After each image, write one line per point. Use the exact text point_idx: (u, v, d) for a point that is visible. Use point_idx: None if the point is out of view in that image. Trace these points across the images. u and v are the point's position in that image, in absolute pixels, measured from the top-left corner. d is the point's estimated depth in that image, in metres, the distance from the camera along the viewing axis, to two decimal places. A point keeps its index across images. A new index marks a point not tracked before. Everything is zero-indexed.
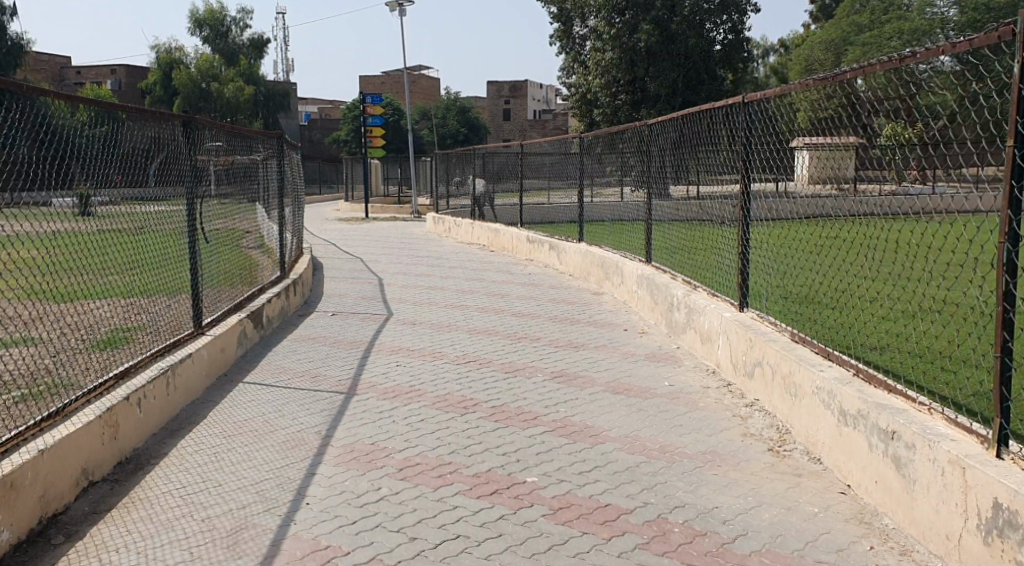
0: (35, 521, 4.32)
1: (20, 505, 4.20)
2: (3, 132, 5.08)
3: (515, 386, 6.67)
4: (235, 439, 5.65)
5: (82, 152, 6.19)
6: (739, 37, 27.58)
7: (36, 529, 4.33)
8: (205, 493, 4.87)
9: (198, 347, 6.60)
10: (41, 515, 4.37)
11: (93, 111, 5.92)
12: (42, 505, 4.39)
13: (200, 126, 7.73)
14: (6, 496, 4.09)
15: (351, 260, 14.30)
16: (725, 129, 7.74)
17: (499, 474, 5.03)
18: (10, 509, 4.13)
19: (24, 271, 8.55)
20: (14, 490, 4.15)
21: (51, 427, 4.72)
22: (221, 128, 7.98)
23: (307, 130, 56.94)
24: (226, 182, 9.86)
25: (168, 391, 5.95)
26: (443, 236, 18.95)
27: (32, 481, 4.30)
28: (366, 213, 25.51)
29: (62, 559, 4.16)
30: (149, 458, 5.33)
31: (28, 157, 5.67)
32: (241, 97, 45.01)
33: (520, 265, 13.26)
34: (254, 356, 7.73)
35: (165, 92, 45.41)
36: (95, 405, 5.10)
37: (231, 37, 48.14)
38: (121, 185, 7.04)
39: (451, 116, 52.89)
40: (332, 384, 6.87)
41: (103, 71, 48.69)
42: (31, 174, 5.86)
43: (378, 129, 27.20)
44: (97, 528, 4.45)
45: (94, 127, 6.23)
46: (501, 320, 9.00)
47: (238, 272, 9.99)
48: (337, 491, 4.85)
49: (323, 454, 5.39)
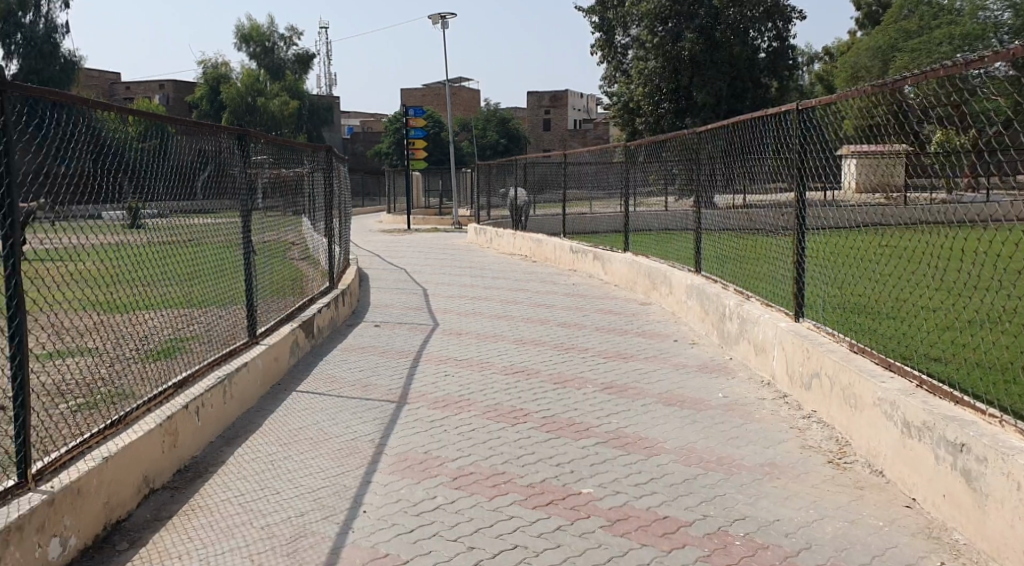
0: (100, 527, 4.40)
1: (87, 510, 4.28)
2: (58, 146, 5.21)
3: (566, 396, 6.64)
4: (290, 448, 5.70)
5: (132, 166, 6.29)
6: (784, 45, 27.35)
7: (101, 536, 4.40)
8: (264, 500, 4.92)
9: (253, 357, 6.66)
10: (106, 521, 4.45)
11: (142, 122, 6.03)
12: (107, 510, 4.46)
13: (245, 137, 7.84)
14: (74, 502, 4.18)
15: (395, 271, 14.37)
16: (773, 139, 7.66)
17: (555, 485, 5.01)
18: (78, 514, 4.21)
19: (83, 284, 8.77)
20: (82, 496, 4.24)
21: (115, 435, 4.80)
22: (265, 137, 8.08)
23: (348, 144, 57.88)
24: (277, 195, 10.00)
25: (225, 400, 6.02)
26: (484, 247, 19.02)
27: (98, 488, 4.38)
28: (407, 224, 25.75)
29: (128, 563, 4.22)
30: (208, 466, 5.40)
31: (85, 173, 5.77)
32: (285, 111, 45.73)
33: (565, 275, 13.25)
34: (306, 366, 7.80)
35: (212, 107, 46.38)
36: (155, 413, 5.18)
37: (277, 53, 48.92)
38: (176, 200, 7.15)
39: (492, 127, 53.13)
40: (382, 393, 6.90)
41: (152, 87, 49.76)
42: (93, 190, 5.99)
43: (421, 140, 27.42)
44: (161, 535, 4.50)
45: (143, 142, 6.33)
46: (548, 331, 8.99)
47: (289, 282, 10.13)
48: (394, 500, 4.87)
49: (377, 463, 5.41)
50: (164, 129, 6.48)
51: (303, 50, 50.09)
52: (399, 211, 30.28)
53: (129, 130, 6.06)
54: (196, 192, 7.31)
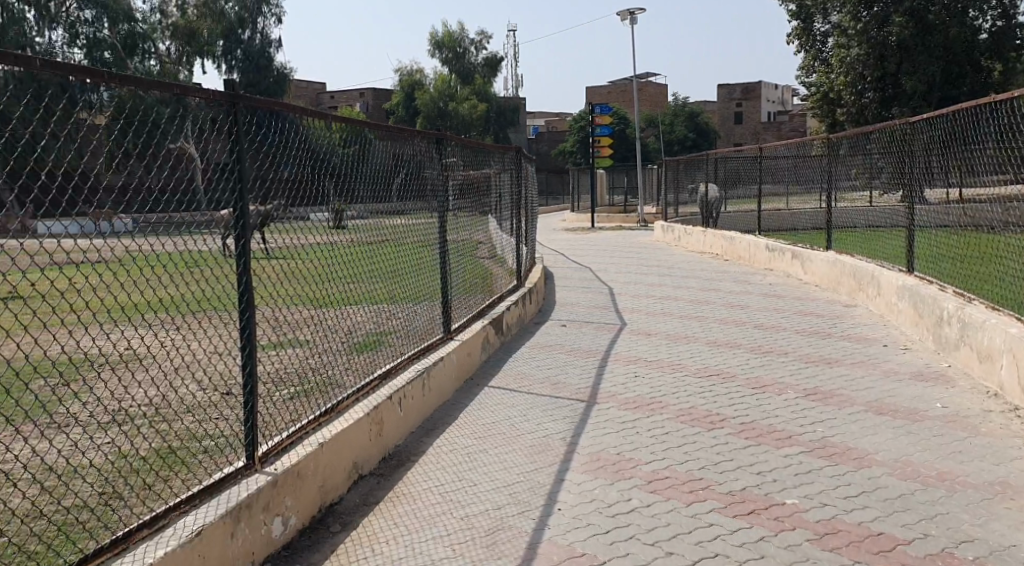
0: (317, 508, 4.73)
1: (305, 492, 4.63)
2: (269, 152, 5.52)
3: (765, 402, 6.38)
4: (485, 442, 5.79)
5: (336, 171, 6.58)
6: (1009, 23, 25.10)
7: (317, 516, 4.74)
8: (463, 491, 5.04)
9: (449, 352, 6.83)
10: (321, 503, 4.78)
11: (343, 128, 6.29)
12: (322, 493, 4.78)
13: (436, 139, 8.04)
14: (294, 484, 4.54)
15: (582, 270, 14.39)
16: (998, 127, 7.02)
17: (756, 494, 4.81)
18: (297, 495, 4.56)
19: (291, 280, 9.34)
20: (300, 479, 4.59)
21: (328, 422, 5.11)
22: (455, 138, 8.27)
23: (534, 144, 58.71)
24: (470, 195, 10.23)
25: (424, 392, 6.21)
26: (671, 244, 18.71)
27: (315, 471, 4.72)
28: (593, 221, 25.79)
29: (340, 546, 4.50)
30: (410, 455, 5.60)
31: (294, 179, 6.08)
32: (474, 115, 46.93)
33: (760, 275, 12.79)
34: (497, 362, 7.93)
35: (406, 113, 48.42)
36: (363, 402, 5.45)
37: (467, 57, 50.30)
38: (376, 203, 7.41)
39: (681, 123, 52.24)
40: (573, 392, 6.88)
41: (352, 95, 52.51)
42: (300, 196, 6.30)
43: (609, 138, 27.36)
44: (370, 519, 4.76)
45: (344, 147, 6.61)
46: (743, 332, 8.69)
47: (479, 280, 10.36)
48: (589, 500, 4.83)
49: (571, 461, 5.40)
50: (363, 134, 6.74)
51: (493, 53, 51.23)
52: (587, 209, 30.40)
53: (333, 133, 6.37)
54: (394, 194, 7.59)
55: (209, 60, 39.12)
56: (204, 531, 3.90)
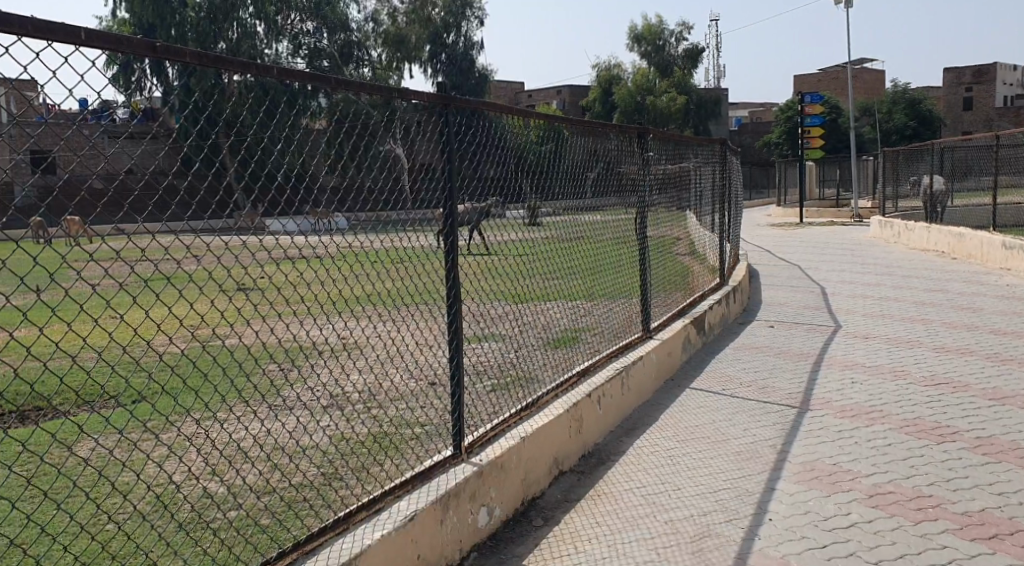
0: (518, 502, 4.72)
1: (507, 484, 4.63)
2: (465, 148, 5.54)
3: (1004, 416, 5.76)
4: (688, 445, 5.57)
5: (532, 168, 6.53)
6: None
7: (519, 510, 4.72)
8: (666, 495, 4.85)
9: (648, 350, 6.65)
10: (523, 496, 4.76)
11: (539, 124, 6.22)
12: (523, 487, 4.77)
13: (635, 135, 7.82)
14: (497, 476, 4.54)
15: (790, 268, 13.74)
16: None
17: (996, 517, 4.33)
18: (500, 487, 4.57)
19: (494, 277, 9.45)
20: (503, 471, 4.60)
21: (529, 417, 5.11)
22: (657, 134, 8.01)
23: (736, 137, 57.12)
24: (671, 190, 9.94)
25: (623, 391, 6.07)
26: (891, 241, 17.57)
27: (517, 464, 4.72)
28: (801, 216, 24.71)
29: (542, 540, 4.45)
30: (609, 454, 5.49)
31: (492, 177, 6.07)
32: (673, 108, 46.24)
33: (994, 275, 11.70)
34: (698, 362, 7.64)
35: (604, 108, 48.52)
36: (563, 398, 5.40)
37: (667, 50, 49.59)
38: (572, 200, 7.30)
39: (899, 111, 49.10)
40: (782, 397, 6.51)
41: (551, 93, 53.16)
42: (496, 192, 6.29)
43: (820, 128, 26.10)
44: (571, 516, 4.68)
45: (540, 144, 6.55)
46: (976, 338, 7.94)
47: (679, 278, 10.07)
48: (803, 511, 4.53)
49: (782, 470, 5.09)
50: (559, 131, 6.65)
51: (694, 46, 50.23)
52: (794, 203, 29.19)
53: (533, 134, 6.35)
54: (588, 190, 7.47)
55: (417, 64, 40.83)
56: (417, 516, 3.97)
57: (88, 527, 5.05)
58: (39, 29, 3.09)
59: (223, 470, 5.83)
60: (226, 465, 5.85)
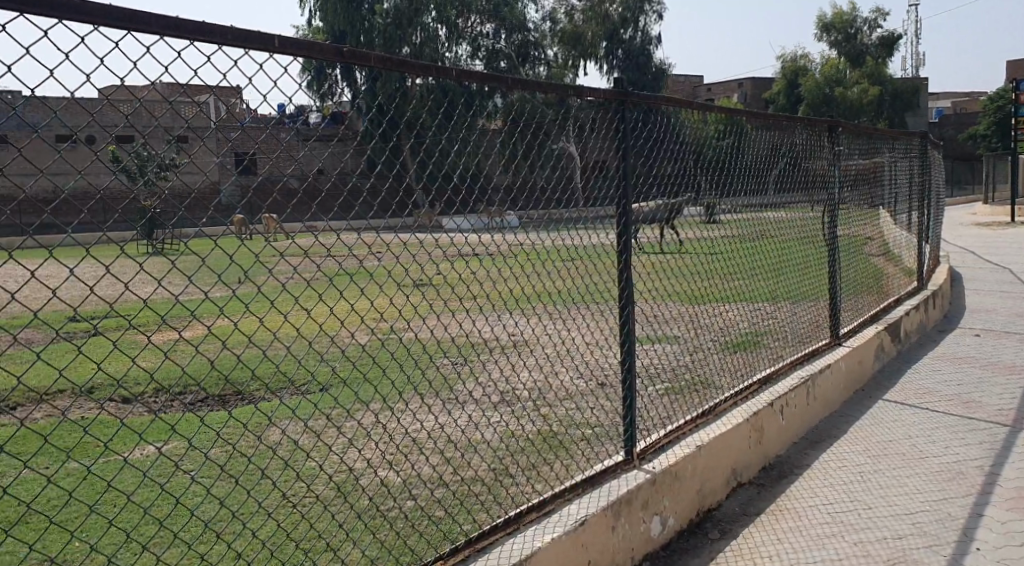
0: (693, 513, 4.48)
1: (682, 494, 4.41)
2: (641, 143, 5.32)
3: None
4: (881, 461, 5.13)
5: (711, 164, 6.23)
6: None
7: (694, 521, 4.48)
8: (856, 514, 4.47)
9: (837, 358, 6.21)
10: (698, 508, 4.52)
11: (720, 118, 5.91)
12: (699, 498, 4.53)
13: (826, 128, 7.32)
14: (671, 485, 4.33)
15: (998, 270, 12.61)
16: None
17: None
18: (674, 496, 4.36)
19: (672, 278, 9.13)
20: (678, 480, 4.38)
21: (705, 425, 4.86)
22: (850, 126, 7.47)
23: (934, 129, 53.49)
24: (863, 186, 9.30)
25: (808, 401, 5.68)
26: None
27: (692, 473, 4.48)
28: (1010, 213, 22.74)
29: (719, 554, 4.19)
30: (792, 467, 5.14)
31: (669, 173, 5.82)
32: (864, 100, 43.83)
33: None
34: (892, 372, 7.08)
35: (789, 101, 46.71)
36: (742, 407, 5.11)
37: (858, 39, 47.07)
38: (752, 196, 6.93)
39: None
40: (989, 413, 5.91)
41: (732, 87, 51.73)
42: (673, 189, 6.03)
43: None
44: (750, 531, 4.40)
45: (720, 139, 6.23)
46: None
47: (871, 281, 9.41)
48: (1017, 542, 4.05)
49: (990, 494, 4.59)
50: (741, 125, 6.30)
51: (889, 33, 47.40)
52: (1001, 199, 26.95)
53: (711, 130, 6.02)
54: (772, 187, 7.06)
55: (595, 61, 40.75)
56: (588, 521, 3.81)
57: (275, 511, 5.22)
58: (238, 37, 3.00)
59: (398, 460, 5.90)
60: (400, 457, 5.91)
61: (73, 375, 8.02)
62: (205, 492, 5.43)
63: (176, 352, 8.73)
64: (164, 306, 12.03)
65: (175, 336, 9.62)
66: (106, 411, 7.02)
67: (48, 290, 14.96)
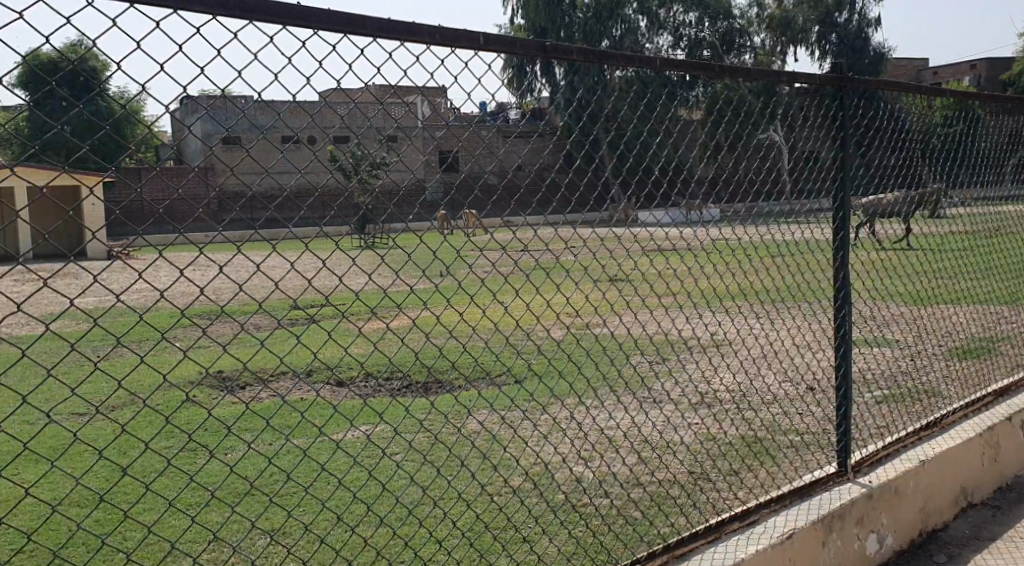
0: (916, 533, 4.10)
1: (904, 510, 4.04)
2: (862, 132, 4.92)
3: None
4: None
5: (938, 153, 5.69)
6: None
7: (917, 543, 4.10)
8: None
9: None
10: (922, 528, 4.13)
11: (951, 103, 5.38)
12: (923, 517, 4.14)
13: None
14: (890, 500, 3.98)
15: None
16: None
17: None
18: (894, 512, 4.00)
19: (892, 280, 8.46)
20: (898, 496, 4.02)
21: (930, 438, 4.45)
22: None
23: None
24: None
25: None
26: None
27: (915, 489, 4.10)
28: None
29: None
30: None
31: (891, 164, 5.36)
32: None
33: None
34: None
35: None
36: (974, 421, 4.64)
37: None
38: (987, 188, 6.28)
39: None
40: None
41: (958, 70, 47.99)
42: (895, 181, 5.56)
43: None
44: (983, 557, 3.96)
45: (950, 126, 5.68)
46: None
47: None
48: None
49: None
50: (976, 110, 5.71)
51: None
52: None
53: (939, 116, 5.50)
54: (1010, 179, 6.37)
55: (805, 47, 38.97)
56: (797, 533, 3.55)
57: (473, 501, 5.26)
58: (445, 36, 2.98)
59: (595, 456, 5.81)
60: (598, 454, 5.82)
61: (291, 360, 8.50)
62: (408, 476, 5.56)
63: (384, 342, 9.07)
64: (373, 299, 12.55)
65: (383, 326, 9.99)
66: (319, 393, 7.37)
67: (270, 280, 16.00)
